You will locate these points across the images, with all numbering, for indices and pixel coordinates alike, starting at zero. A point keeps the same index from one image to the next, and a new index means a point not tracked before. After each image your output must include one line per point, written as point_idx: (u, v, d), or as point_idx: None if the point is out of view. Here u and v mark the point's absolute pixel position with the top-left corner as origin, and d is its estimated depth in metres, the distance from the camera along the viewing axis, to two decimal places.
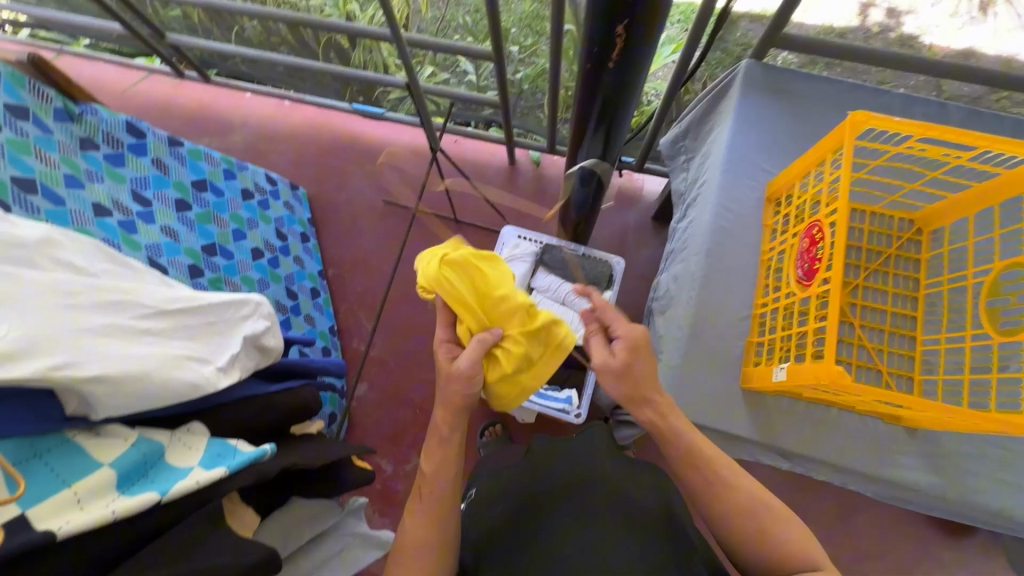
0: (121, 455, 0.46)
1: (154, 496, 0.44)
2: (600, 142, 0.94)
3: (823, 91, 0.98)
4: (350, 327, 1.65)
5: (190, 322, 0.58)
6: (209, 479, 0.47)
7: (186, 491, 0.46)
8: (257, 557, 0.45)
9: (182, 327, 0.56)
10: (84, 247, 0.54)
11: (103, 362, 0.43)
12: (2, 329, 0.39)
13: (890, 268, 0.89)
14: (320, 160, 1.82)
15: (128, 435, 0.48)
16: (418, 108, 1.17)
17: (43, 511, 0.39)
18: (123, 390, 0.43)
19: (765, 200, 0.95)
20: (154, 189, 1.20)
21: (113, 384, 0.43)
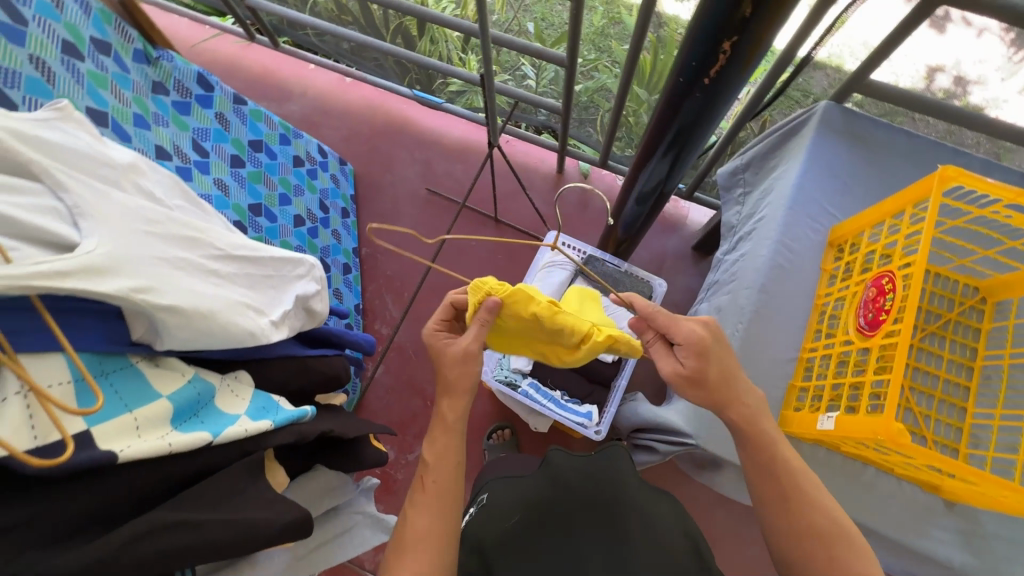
0: (178, 389, 0.45)
1: (207, 437, 0.43)
2: (666, 164, 0.92)
3: (899, 144, 0.96)
4: (375, 309, 1.65)
5: (250, 271, 0.57)
6: (256, 430, 0.47)
7: (235, 437, 0.45)
8: (291, 517, 0.44)
9: (243, 274, 0.56)
10: (162, 180, 0.54)
11: (176, 292, 0.42)
12: (92, 242, 0.38)
13: (948, 333, 0.85)
14: (370, 140, 1.83)
15: (183, 372, 0.47)
16: (486, 103, 1.16)
17: (107, 432, 0.39)
18: (191, 324, 0.43)
19: (826, 244, 0.93)
20: (213, 141, 1.21)
21: (184, 316, 0.42)
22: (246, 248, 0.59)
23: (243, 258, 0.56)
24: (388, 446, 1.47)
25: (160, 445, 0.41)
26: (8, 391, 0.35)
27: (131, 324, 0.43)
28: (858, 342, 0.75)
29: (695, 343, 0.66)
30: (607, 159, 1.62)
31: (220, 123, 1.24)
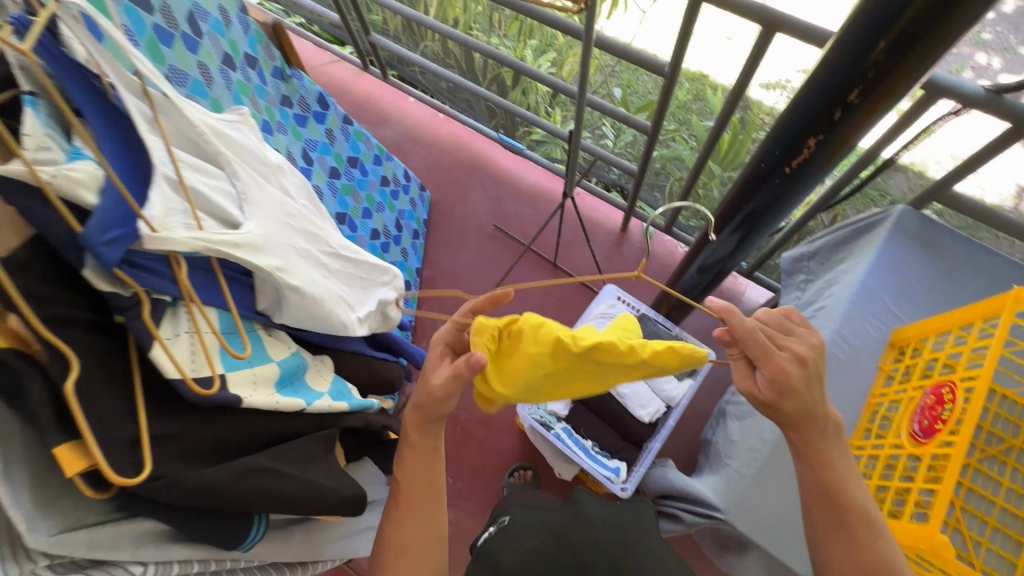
0: (286, 357, 0.51)
1: (301, 404, 0.49)
2: (733, 242, 0.96)
3: (976, 259, 0.96)
4: (425, 328, 1.72)
5: (350, 270, 0.65)
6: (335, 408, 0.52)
7: (320, 411, 0.51)
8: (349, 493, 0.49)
9: (344, 272, 0.63)
10: (298, 181, 0.63)
11: (301, 276, 0.49)
12: (251, 223, 0.46)
13: (1011, 459, 0.82)
14: (450, 172, 1.96)
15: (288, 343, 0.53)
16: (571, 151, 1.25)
17: (236, 378, 0.44)
18: (306, 304, 0.50)
19: (887, 343, 0.92)
20: (319, 152, 1.35)
21: (303, 297, 0.49)
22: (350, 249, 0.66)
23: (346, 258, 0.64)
24: None
25: (272, 402, 0.46)
26: (181, 328, 0.41)
27: (259, 294, 0.50)
28: (909, 447, 0.74)
29: (780, 380, 0.59)
30: (673, 225, 1.66)
31: (327, 138, 1.38)
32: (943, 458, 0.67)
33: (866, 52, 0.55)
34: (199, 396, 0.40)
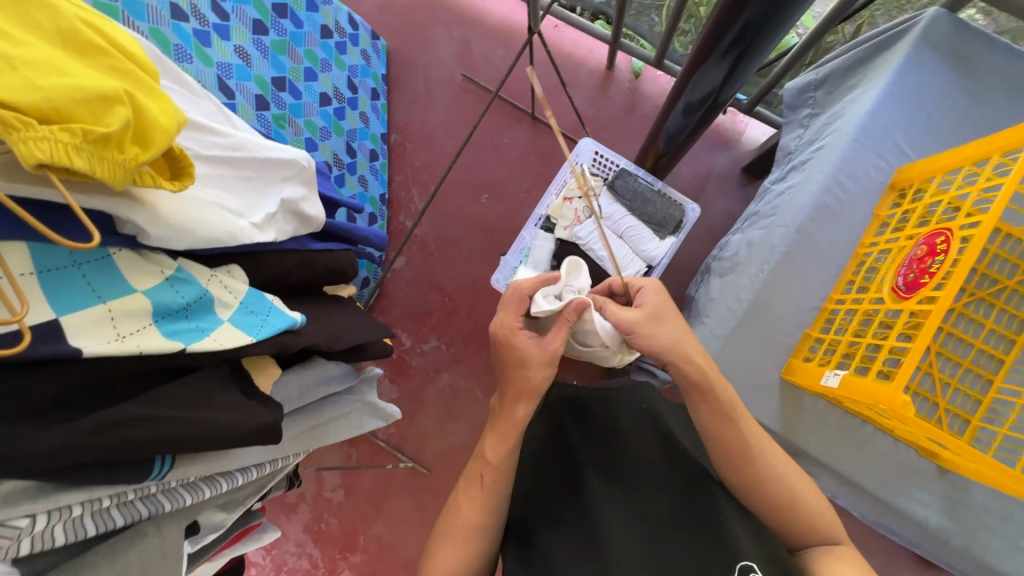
0: (154, 286, 0.42)
1: (178, 345, 0.41)
2: (728, 61, 0.78)
3: (1014, 72, 0.80)
4: (401, 200, 1.65)
5: (228, 173, 0.56)
6: (231, 344, 0.45)
7: (205, 348, 0.44)
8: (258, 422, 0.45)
9: (233, 181, 0.57)
10: (204, 108, 0.58)
11: (176, 200, 0.44)
12: (86, 187, 0.37)
13: (1000, 301, 0.78)
14: (407, 11, 1.69)
15: (211, 274, 0.49)
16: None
17: (78, 325, 0.36)
18: (183, 237, 0.44)
19: (888, 185, 0.82)
20: (234, 2, 1.14)
21: (172, 230, 0.43)
22: (259, 150, 0.60)
23: (244, 162, 0.58)
24: (406, 332, 1.60)
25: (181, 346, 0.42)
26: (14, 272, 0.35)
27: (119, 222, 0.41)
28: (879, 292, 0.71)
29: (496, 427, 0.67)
30: (663, 58, 1.46)
31: None
32: (922, 314, 0.62)
33: None
34: (76, 368, 0.37)
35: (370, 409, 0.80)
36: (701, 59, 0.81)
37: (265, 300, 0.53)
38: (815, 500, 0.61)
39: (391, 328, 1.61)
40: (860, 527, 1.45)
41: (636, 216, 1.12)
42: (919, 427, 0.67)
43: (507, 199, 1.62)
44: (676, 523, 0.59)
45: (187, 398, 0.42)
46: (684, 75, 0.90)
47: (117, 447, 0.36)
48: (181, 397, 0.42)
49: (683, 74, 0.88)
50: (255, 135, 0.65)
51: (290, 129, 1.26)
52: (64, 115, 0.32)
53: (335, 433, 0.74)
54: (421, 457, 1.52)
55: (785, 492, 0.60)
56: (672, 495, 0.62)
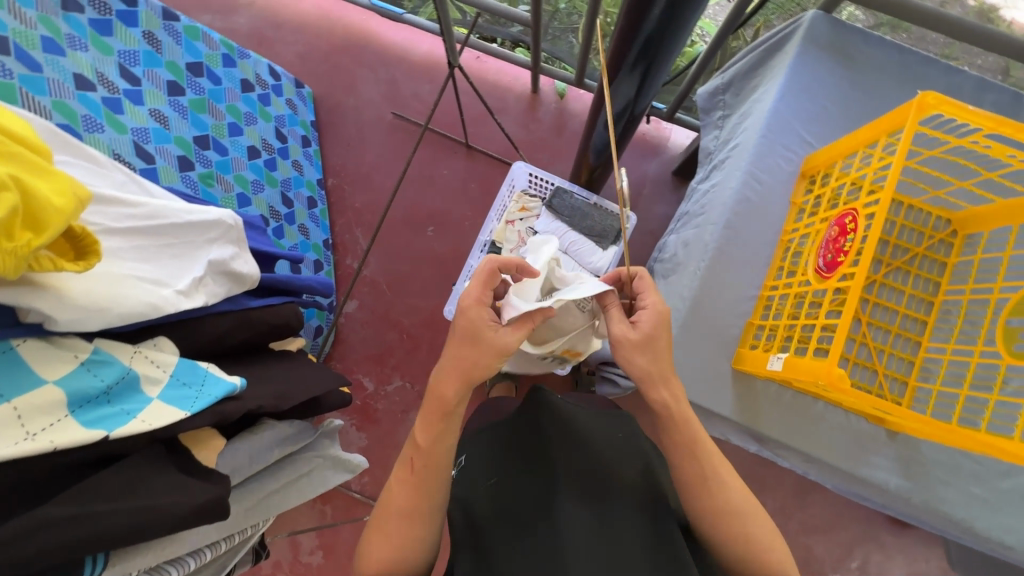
0: (68, 374, 0.40)
1: (100, 433, 0.39)
2: (636, 75, 0.83)
3: (890, 60, 0.89)
4: (346, 243, 1.62)
5: (146, 242, 0.54)
6: (162, 423, 0.43)
7: (133, 432, 0.41)
8: (201, 500, 0.43)
9: (152, 250, 0.55)
10: (114, 179, 0.56)
11: (84, 281, 0.42)
12: None
13: (913, 268, 0.84)
14: (330, 57, 1.70)
15: (134, 351, 0.47)
16: (440, 13, 0.98)
17: None
18: (96, 316, 0.42)
19: (799, 174, 0.88)
20: (144, 67, 1.12)
21: (83, 311, 0.40)
22: (179, 214, 0.59)
23: (163, 229, 0.56)
24: (368, 376, 1.56)
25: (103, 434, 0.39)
26: None
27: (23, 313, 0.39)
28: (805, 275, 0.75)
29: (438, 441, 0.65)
30: (584, 77, 1.52)
31: (149, 44, 1.15)
32: (843, 290, 0.66)
33: None
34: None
35: (332, 463, 0.77)
36: (613, 75, 0.85)
37: (201, 369, 0.50)
38: (760, 519, 0.63)
39: (352, 374, 1.56)
40: (836, 499, 1.50)
41: (577, 231, 1.15)
42: (863, 398, 0.70)
43: (453, 229, 1.63)
44: (631, 533, 0.60)
45: (117, 489, 0.39)
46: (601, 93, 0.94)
47: (37, 555, 0.34)
48: (110, 489, 0.39)
49: (599, 91, 0.92)
50: (175, 200, 0.63)
51: (219, 186, 1.23)
52: None
53: (298, 495, 0.71)
54: None
55: (736, 517, 0.63)
56: (634, 511, 0.63)
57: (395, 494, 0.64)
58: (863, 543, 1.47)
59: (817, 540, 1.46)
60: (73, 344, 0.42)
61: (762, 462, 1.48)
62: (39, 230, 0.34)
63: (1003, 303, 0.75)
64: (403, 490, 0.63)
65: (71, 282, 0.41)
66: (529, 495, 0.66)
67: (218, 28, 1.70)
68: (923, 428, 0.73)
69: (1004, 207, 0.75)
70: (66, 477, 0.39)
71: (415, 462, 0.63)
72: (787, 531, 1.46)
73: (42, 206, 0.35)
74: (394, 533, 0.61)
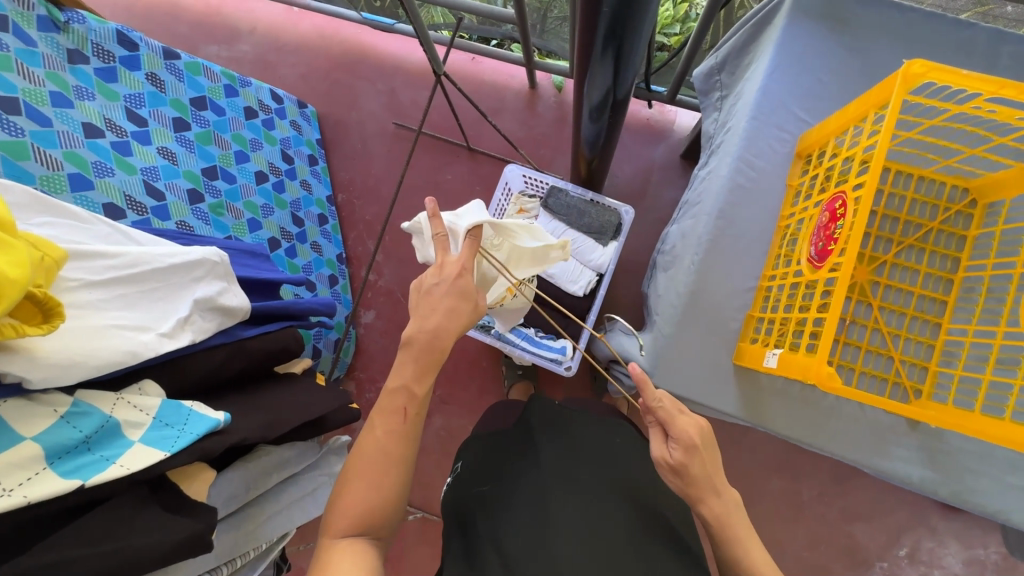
0: (47, 428, 0.43)
1: (77, 481, 0.42)
2: (608, 66, 0.80)
3: (891, 21, 0.82)
4: (360, 256, 1.66)
5: (130, 290, 0.58)
6: (140, 466, 0.45)
7: (112, 477, 0.44)
8: (181, 536, 0.45)
9: (136, 296, 0.58)
10: (99, 232, 0.59)
11: (57, 338, 0.45)
12: None
13: (928, 244, 0.78)
14: (330, 74, 1.74)
15: (117, 398, 0.50)
16: (414, 24, 0.98)
17: None
18: (69, 371, 0.44)
19: (794, 154, 0.83)
20: (150, 107, 1.18)
21: (55, 368, 0.43)
22: (163, 257, 0.62)
23: (147, 274, 0.60)
24: None
25: (79, 482, 0.42)
26: None
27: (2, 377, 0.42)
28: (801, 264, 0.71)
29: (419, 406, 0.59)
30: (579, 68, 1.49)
31: (153, 85, 1.21)
32: (835, 280, 0.62)
33: None
34: None
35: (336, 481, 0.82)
36: (587, 68, 0.82)
37: (183, 408, 0.53)
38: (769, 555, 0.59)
39: (375, 382, 1.61)
40: (879, 484, 1.42)
41: (575, 228, 1.13)
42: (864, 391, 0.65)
43: None
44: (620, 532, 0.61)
45: (100, 532, 0.42)
46: (582, 87, 0.92)
47: None
48: (95, 532, 0.42)
49: (579, 86, 0.90)
50: (162, 244, 0.66)
51: (230, 213, 1.29)
52: None
53: (306, 511, 0.75)
54: (430, 506, 1.50)
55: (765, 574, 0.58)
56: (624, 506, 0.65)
57: (372, 439, 0.57)
58: (911, 530, 1.39)
59: (860, 528, 1.40)
60: (53, 399, 0.45)
61: (794, 450, 1.43)
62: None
63: None
64: (383, 431, 0.57)
65: (45, 344, 0.44)
66: (517, 500, 0.66)
67: (225, 57, 1.76)
68: (937, 417, 0.68)
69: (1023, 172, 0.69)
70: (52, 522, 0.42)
71: (408, 412, 0.58)
72: (826, 519, 1.41)
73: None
74: (372, 476, 0.55)
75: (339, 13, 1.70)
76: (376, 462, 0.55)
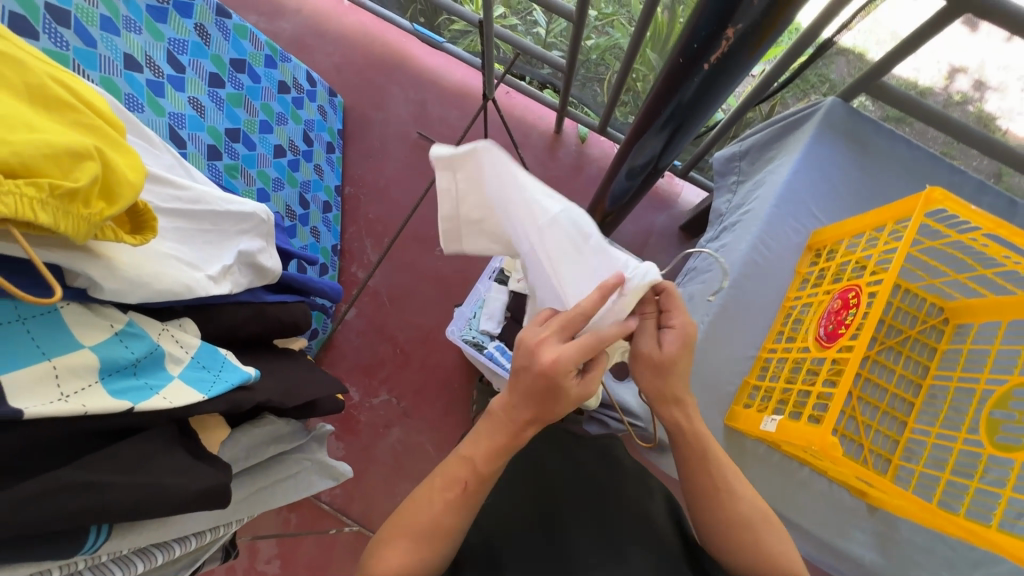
0: (103, 341, 0.41)
1: (127, 404, 0.40)
2: (663, 138, 0.89)
3: (900, 153, 0.95)
4: (353, 251, 1.64)
5: (183, 224, 0.56)
6: (182, 402, 0.43)
7: (155, 408, 0.42)
8: (205, 486, 0.43)
9: (188, 233, 0.57)
10: (165, 162, 0.59)
11: (132, 253, 0.44)
12: (53, 246, 0.38)
13: (905, 348, 0.87)
14: (365, 72, 1.76)
15: (162, 328, 0.48)
16: (484, 50, 1.04)
17: (18, 386, 0.35)
18: (137, 289, 0.43)
19: (805, 246, 0.92)
20: (191, 56, 1.15)
21: (126, 282, 0.42)
22: (219, 201, 0.61)
23: (203, 214, 0.59)
24: (355, 387, 1.54)
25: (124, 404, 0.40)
26: None
27: (72, 280, 0.40)
28: (807, 343, 0.77)
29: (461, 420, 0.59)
30: (606, 126, 1.58)
31: (200, 36, 1.19)
32: (841, 361, 0.69)
33: (707, 35, 0.66)
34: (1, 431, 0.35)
35: (320, 467, 0.75)
36: (642, 132, 0.90)
37: (219, 354, 0.51)
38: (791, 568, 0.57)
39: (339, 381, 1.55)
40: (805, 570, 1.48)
41: None
42: (846, 466, 0.70)
43: (460, 251, 1.65)
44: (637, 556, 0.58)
45: (131, 463, 0.40)
46: (627, 147, 0.99)
47: (49, 519, 0.34)
48: (126, 462, 0.40)
49: (626, 145, 0.97)
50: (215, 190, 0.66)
51: (242, 178, 1.25)
52: (55, 164, 0.33)
53: (280, 496, 0.69)
54: (368, 521, 1.43)
55: None
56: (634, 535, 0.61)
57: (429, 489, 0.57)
58: None
59: None
60: (108, 314, 0.44)
61: None
62: (115, 201, 0.37)
63: (1008, 395, 0.74)
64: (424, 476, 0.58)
65: (124, 254, 0.43)
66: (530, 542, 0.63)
67: (263, 29, 1.76)
68: (903, 507, 0.74)
69: (995, 302, 0.79)
70: (78, 445, 0.40)
71: (467, 487, 0.56)
72: None
73: (123, 179, 0.37)
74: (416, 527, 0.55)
75: (389, 18, 1.75)
76: (419, 523, 0.55)
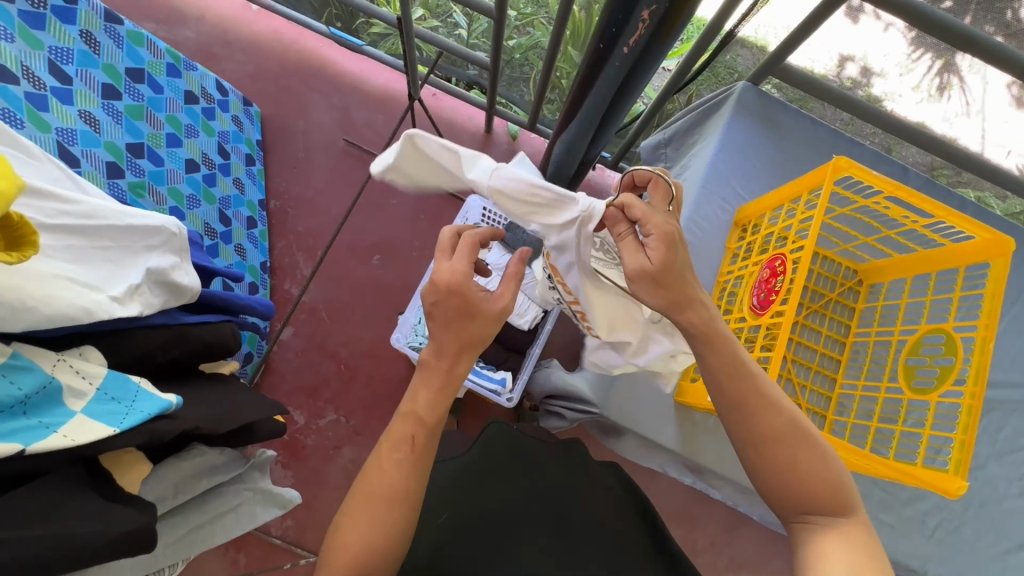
0: None
1: (16, 447, 0.37)
2: (589, 129, 0.89)
3: (806, 131, 1.02)
4: (285, 267, 1.55)
5: (77, 243, 0.51)
6: (87, 439, 0.40)
7: (53, 447, 0.39)
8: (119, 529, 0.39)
9: (83, 253, 0.51)
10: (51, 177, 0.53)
11: (11, 274, 0.41)
12: None
13: (828, 311, 0.93)
14: (281, 79, 1.68)
15: (58, 358, 0.44)
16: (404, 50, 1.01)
17: None
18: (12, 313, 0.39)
19: (732, 223, 0.96)
20: (78, 66, 1.05)
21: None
22: (121, 215, 0.55)
23: (99, 230, 0.53)
24: (298, 410, 1.46)
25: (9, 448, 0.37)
26: None
27: None
28: (744, 315, 0.81)
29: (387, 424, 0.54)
30: (535, 123, 1.59)
31: (87, 44, 1.08)
32: (775, 325, 0.73)
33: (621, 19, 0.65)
34: None
35: (265, 497, 0.68)
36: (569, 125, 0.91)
37: (133, 383, 0.46)
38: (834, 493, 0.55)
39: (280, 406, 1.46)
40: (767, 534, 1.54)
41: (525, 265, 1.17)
42: None
43: (399, 258, 1.60)
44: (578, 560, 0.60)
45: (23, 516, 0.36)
46: (557, 141, 1.00)
47: None
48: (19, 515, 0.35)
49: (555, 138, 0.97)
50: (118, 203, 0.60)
51: (150, 197, 1.15)
52: None
53: (219, 533, 0.63)
54: None
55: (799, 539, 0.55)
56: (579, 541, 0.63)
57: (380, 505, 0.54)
58: None
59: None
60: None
61: (697, 498, 1.52)
62: None
63: (920, 343, 0.81)
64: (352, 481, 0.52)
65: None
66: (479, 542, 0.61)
67: (162, 38, 1.64)
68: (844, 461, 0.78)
69: (900, 259, 0.86)
70: None
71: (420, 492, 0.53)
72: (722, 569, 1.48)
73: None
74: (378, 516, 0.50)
75: (303, 22, 1.67)
76: None
